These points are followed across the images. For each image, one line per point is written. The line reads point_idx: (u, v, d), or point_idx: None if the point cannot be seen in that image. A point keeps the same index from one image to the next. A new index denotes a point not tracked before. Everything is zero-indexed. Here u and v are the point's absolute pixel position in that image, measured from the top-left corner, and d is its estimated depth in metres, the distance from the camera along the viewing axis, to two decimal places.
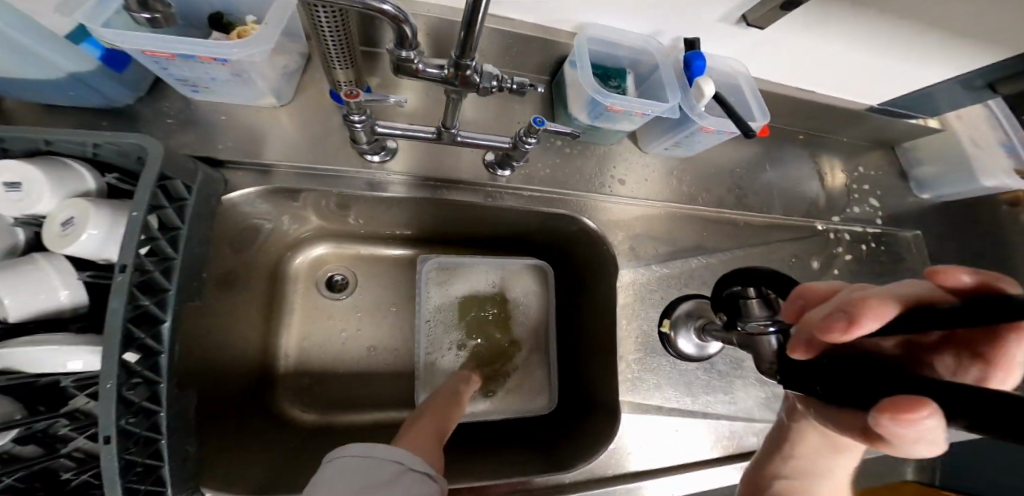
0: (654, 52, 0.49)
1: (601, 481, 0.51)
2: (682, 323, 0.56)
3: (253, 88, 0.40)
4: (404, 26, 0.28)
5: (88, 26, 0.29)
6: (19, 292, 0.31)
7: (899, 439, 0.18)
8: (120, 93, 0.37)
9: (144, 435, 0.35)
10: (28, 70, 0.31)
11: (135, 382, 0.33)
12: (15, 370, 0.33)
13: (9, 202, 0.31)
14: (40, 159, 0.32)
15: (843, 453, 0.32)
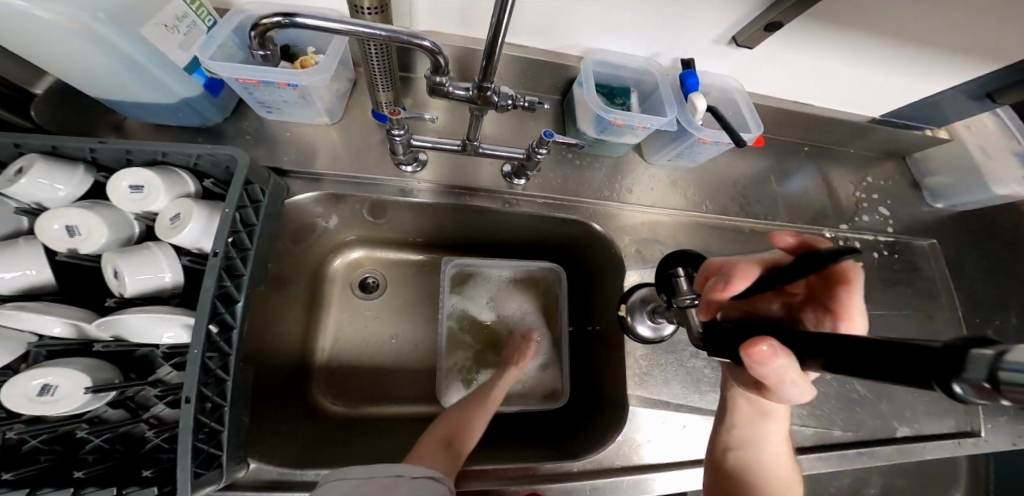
0: (655, 72, 0.55)
1: (610, 471, 0.53)
2: (639, 309, 0.52)
3: (313, 108, 0.48)
4: (439, 57, 0.36)
5: (200, 59, 0.37)
6: (137, 271, 0.39)
7: (767, 378, 0.28)
8: (214, 114, 0.46)
9: (213, 401, 0.41)
10: (154, 95, 0.39)
11: (214, 351, 0.40)
12: (124, 336, 0.40)
13: (133, 201, 0.40)
14: (158, 169, 0.41)
15: (770, 418, 0.42)
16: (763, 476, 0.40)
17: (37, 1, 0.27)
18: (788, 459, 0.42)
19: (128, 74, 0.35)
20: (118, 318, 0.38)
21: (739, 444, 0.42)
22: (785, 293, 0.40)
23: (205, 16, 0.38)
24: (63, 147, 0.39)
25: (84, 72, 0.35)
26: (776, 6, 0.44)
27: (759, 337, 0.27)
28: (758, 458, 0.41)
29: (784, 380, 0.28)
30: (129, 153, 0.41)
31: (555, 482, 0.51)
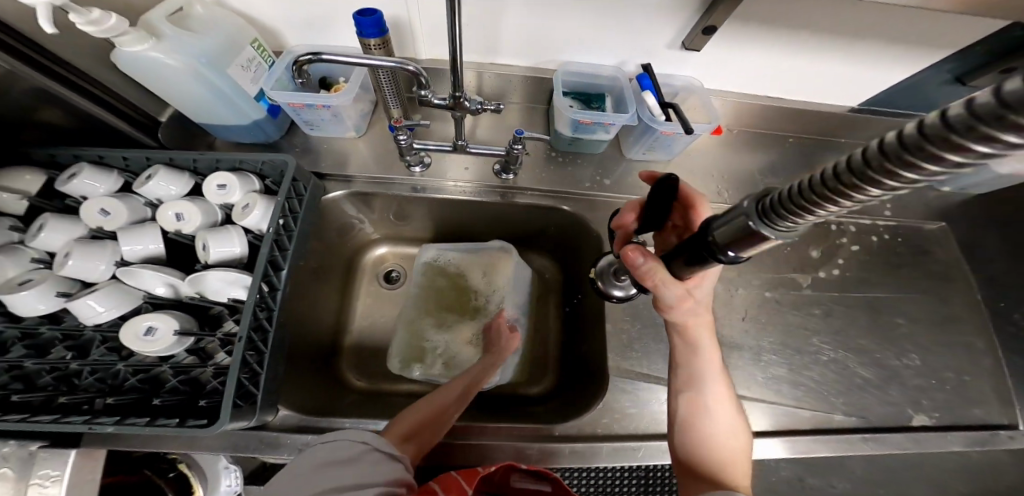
0: (621, 78, 0.64)
1: (589, 438, 0.55)
2: (606, 273, 0.62)
3: (343, 125, 0.63)
4: (419, 77, 0.47)
5: (263, 89, 0.52)
6: (217, 244, 0.52)
7: (648, 281, 0.41)
8: (273, 131, 0.61)
9: (257, 347, 0.49)
10: (234, 119, 0.55)
11: (264, 306, 0.50)
12: (204, 293, 0.51)
13: (219, 195, 0.54)
14: (238, 173, 0.56)
15: (701, 350, 0.47)
16: (710, 406, 0.46)
17: (168, 54, 0.43)
18: (726, 382, 0.48)
19: (218, 103, 0.51)
20: (199, 276, 0.50)
21: (687, 386, 0.47)
22: (674, 228, 0.53)
23: (267, 57, 0.54)
24: (176, 160, 0.55)
25: (192, 103, 0.51)
26: (709, 12, 0.53)
27: (628, 246, 0.41)
28: (702, 390, 0.46)
29: (655, 279, 0.41)
30: (218, 160, 0.55)
31: (537, 439, 0.54)
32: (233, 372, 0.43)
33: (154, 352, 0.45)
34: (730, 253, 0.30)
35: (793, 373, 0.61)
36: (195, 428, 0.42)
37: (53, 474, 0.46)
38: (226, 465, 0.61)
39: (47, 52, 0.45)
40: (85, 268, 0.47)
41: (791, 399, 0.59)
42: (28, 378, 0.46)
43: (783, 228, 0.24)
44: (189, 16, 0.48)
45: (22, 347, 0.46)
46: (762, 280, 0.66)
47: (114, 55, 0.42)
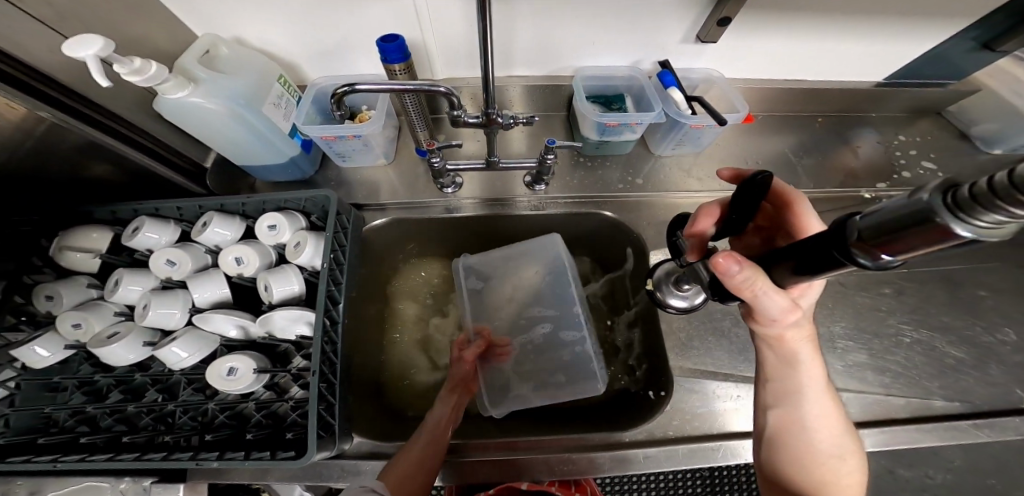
0: (640, 76, 0.64)
1: (663, 441, 0.52)
2: (663, 282, 0.55)
3: (373, 153, 0.63)
4: (452, 97, 0.47)
5: (296, 125, 0.53)
6: (278, 286, 0.51)
7: (744, 291, 0.33)
8: (307, 166, 0.61)
9: (325, 382, 0.49)
10: (269, 157, 0.55)
11: (328, 340, 0.51)
12: (274, 333, 0.53)
13: (270, 236, 0.53)
14: (285, 212, 0.55)
15: (798, 364, 0.40)
16: (804, 428, 0.41)
17: (207, 98, 0.44)
18: (828, 401, 0.42)
19: (255, 143, 0.52)
20: (265, 318, 0.51)
21: (776, 402, 0.42)
22: (761, 229, 0.49)
23: (293, 92, 0.55)
24: (227, 206, 0.55)
25: (229, 145, 0.51)
26: (721, 5, 0.53)
27: (718, 252, 0.32)
28: (797, 410, 0.41)
29: (756, 289, 0.32)
30: (265, 202, 0.55)
31: (607, 449, 0.52)
32: (311, 410, 0.45)
33: (238, 390, 0.49)
34: (880, 258, 0.21)
35: (873, 358, 0.56)
36: (286, 462, 0.46)
37: None
38: (300, 492, 0.65)
39: (85, 97, 0.43)
40: (163, 317, 0.49)
41: (881, 387, 0.54)
42: (129, 419, 0.53)
43: (988, 225, 0.15)
44: (217, 57, 0.49)
45: (119, 392, 0.53)
46: None
47: (157, 103, 0.44)
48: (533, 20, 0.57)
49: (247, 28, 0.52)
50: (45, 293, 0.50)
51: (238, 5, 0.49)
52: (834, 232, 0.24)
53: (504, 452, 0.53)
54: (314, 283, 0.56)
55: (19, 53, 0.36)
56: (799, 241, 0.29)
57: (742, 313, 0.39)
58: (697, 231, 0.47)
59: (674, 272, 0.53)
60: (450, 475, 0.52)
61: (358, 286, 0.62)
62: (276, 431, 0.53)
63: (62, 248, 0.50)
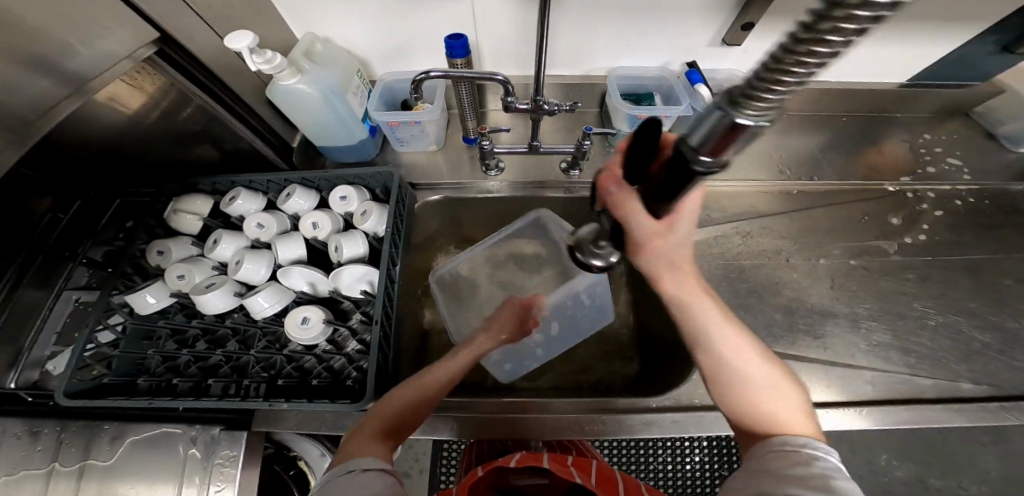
0: (669, 75, 0.70)
1: (689, 408, 0.56)
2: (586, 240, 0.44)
3: (427, 139, 0.72)
4: (508, 86, 0.54)
5: (370, 113, 0.63)
6: (349, 247, 0.60)
7: (622, 211, 0.34)
8: (370, 148, 0.71)
9: (383, 331, 0.57)
10: (344, 138, 0.65)
11: (387, 295, 0.59)
12: (341, 290, 0.61)
13: (341, 205, 0.63)
14: (354, 186, 0.65)
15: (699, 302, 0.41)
16: (729, 377, 0.42)
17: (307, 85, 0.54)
18: (744, 342, 0.42)
19: (336, 126, 0.62)
20: (336, 273, 0.60)
21: (698, 348, 0.43)
22: None
23: (365, 85, 0.65)
24: (306, 180, 0.65)
25: (314, 126, 0.62)
26: (746, 11, 0.59)
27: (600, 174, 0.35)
28: (721, 361, 0.42)
29: (630, 209, 0.33)
30: (338, 178, 0.65)
31: (633, 412, 0.56)
32: (375, 349, 0.52)
33: (306, 338, 0.56)
34: (706, 163, 0.22)
35: (897, 339, 0.59)
36: (345, 405, 0.52)
37: (232, 454, 0.53)
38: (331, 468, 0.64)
39: (224, 84, 0.54)
40: (252, 271, 0.59)
41: (906, 367, 0.56)
42: (209, 369, 0.58)
43: (759, 109, 0.17)
44: (313, 53, 0.60)
45: (205, 342, 0.60)
46: (841, 249, 0.66)
47: (270, 90, 0.54)
48: (575, 24, 0.64)
49: (335, 30, 0.62)
50: (158, 249, 0.61)
51: (331, 9, 0.59)
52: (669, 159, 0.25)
53: (517, 410, 0.57)
54: (375, 247, 0.64)
55: (185, 42, 0.46)
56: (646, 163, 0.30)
57: (643, 270, 0.40)
58: None
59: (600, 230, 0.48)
60: (464, 431, 0.57)
61: (407, 257, 0.70)
62: (336, 383, 0.58)
63: (176, 211, 0.62)
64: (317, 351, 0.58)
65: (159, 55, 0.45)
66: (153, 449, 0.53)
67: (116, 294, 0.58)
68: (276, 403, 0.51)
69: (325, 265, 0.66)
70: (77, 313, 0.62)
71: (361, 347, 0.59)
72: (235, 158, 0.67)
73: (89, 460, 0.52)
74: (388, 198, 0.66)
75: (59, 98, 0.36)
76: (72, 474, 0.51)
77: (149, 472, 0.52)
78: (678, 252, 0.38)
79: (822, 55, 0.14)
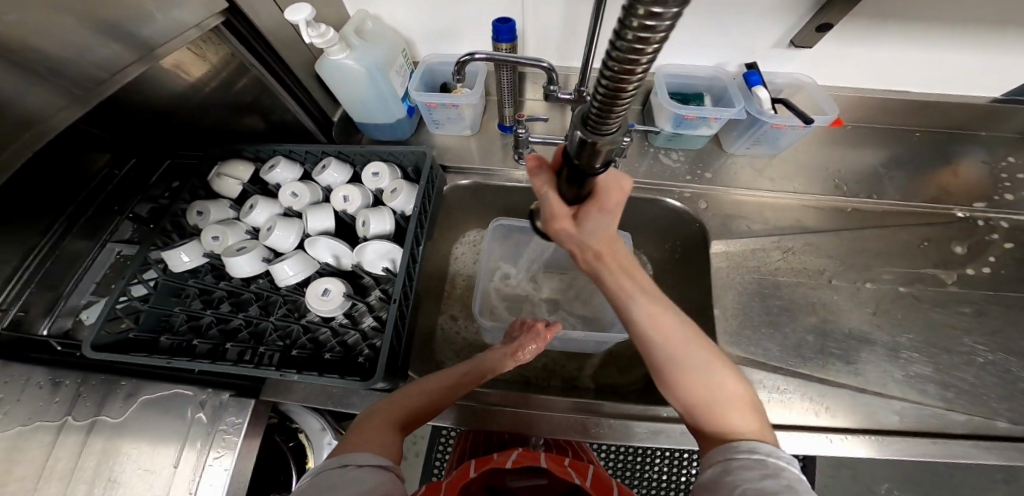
0: (724, 77, 0.66)
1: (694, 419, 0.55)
2: None
3: (462, 123, 0.71)
4: (553, 74, 0.52)
5: (409, 92, 0.64)
6: (377, 221, 0.61)
7: (541, 187, 0.37)
8: (405, 128, 0.71)
9: (402, 310, 0.57)
10: (380, 116, 0.66)
11: (410, 274, 0.60)
12: (364, 265, 0.62)
13: (374, 180, 0.64)
14: (388, 164, 0.65)
15: (639, 296, 0.42)
16: (689, 373, 0.40)
17: (352, 59, 0.56)
18: (678, 338, 0.41)
19: (375, 102, 0.63)
20: (362, 246, 0.60)
21: (645, 347, 0.42)
22: None
23: (408, 64, 0.65)
24: (342, 154, 0.66)
25: (354, 101, 0.63)
26: (823, 12, 0.53)
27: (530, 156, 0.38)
28: (655, 357, 0.42)
29: (544, 189, 0.36)
30: (372, 153, 0.66)
31: (645, 419, 0.55)
32: (392, 327, 0.53)
33: (325, 310, 0.57)
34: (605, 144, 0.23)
35: (937, 373, 0.55)
36: (355, 382, 0.52)
37: (237, 421, 0.54)
38: (329, 441, 0.65)
39: (280, 57, 0.55)
40: (282, 238, 0.60)
41: (942, 401, 0.52)
42: (229, 333, 0.60)
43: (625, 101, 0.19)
44: (363, 30, 0.61)
45: (229, 304, 0.62)
46: (893, 274, 0.62)
47: (321, 64, 0.56)
48: (632, 12, 0.60)
49: (383, 6, 0.62)
50: (198, 209, 0.63)
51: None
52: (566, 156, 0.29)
53: (517, 405, 0.57)
54: (401, 226, 0.64)
55: (247, 11, 0.47)
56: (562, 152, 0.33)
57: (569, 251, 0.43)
58: None
59: None
60: (467, 420, 0.56)
61: (431, 240, 0.70)
62: (348, 358, 0.60)
63: (219, 174, 0.64)
64: (334, 324, 0.59)
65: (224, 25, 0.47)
66: (163, 410, 0.54)
67: (153, 250, 0.60)
68: (289, 375, 0.52)
69: (350, 239, 0.67)
70: (119, 265, 0.64)
71: (376, 325, 0.60)
72: (277, 128, 0.68)
73: (101, 416, 0.53)
74: (418, 178, 0.66)
75: (128, 62, 0.37)
76: (82, 428, 0.52)
77: (151, 433, 0.53)
78: (597, 242, 0.40)
79: (653, 41, 0.14)
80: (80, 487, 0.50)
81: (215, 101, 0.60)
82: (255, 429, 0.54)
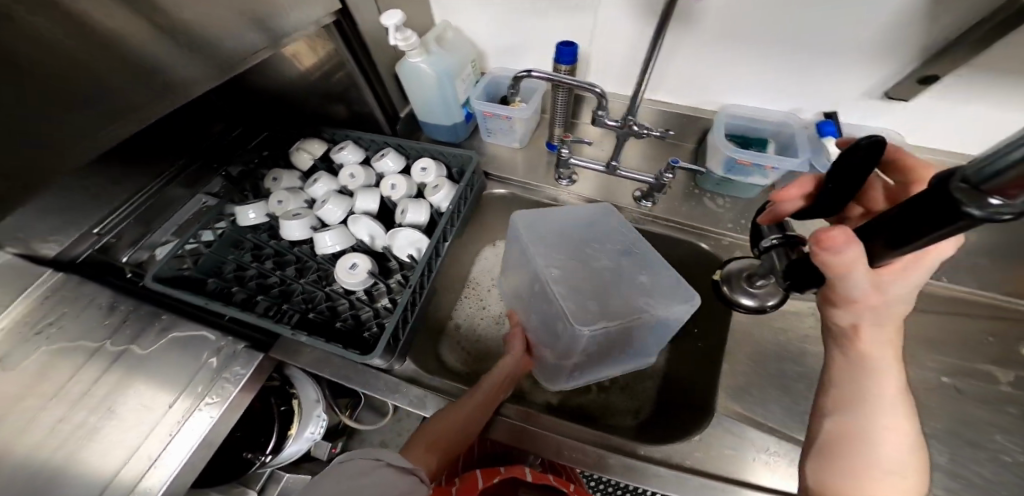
0: (793, 125, 0.64)
1: (675, 469, 0.49)
2: (734, 275, 0.56)
3: (513, 135, 0.74)
4: (603, 100, 0.53)
5: (469, 100, 0.69)
6: (414, 210, 0.65)
7: (836, 268, 0.30)
8: (462, 131, 0.76)
9: (414, 299, 0.59)
10: (439, 118, 0.72)
11: (432, 266, 0.62)
12: (392, 250, 0.65)
13: (421, 174, 0.68)
14: (438, 162, 0.70)
15: (877, 375, 0.35)
16: (880, 474, 0.34)
17: (424, 62, 0.61)
18: (893, 473, 0.34)
19: (439, 104, 0.69)
20: (396, 231, 0.64)
21: (851, 439, 0.35)
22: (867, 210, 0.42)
23: (474, 74, 0.71)
24: (401, 147, 0.72)
25: (419, 100, 0.69)
26: (927, 66, 0.51)
27: (818, 231, 0.30)
28: (856, 455, 0.34)
29: (851, 269, 0.29)
30: (425, 149, 0.70)
31: (622, 453, 0.51)
32: (401, 311, 0.54)
33: (350, 282, 0.60)
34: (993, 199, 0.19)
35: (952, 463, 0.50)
36: (354, 355, 0.54)
37: (240, 372, 0.59)
38: (319, 416, 0.69)
39: (369, 54, 0.62)
40: (331, 211, 0.65)
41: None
42: (265, 287, 0.65)
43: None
44: (442, 39, 0.67)
45: (273, 263, 0.67)
46: (943, 365, 0.57)
47: (400, 65, 0.62)
48: (703, 48, 0.61)
49: (464, 17, 0.68)
50: (273, 175, 0.71)
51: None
52: (928, 194, 0.23)
53: (521, 419, 0.55)
54: (435, 220, 0.67)
55: (352, 10, 0.54)
56: (895, 210, 0.26)
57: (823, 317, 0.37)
58: (778, 211, 0.42)
59: (749, 267, 0.56)
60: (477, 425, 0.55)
61: (460, 238, 0.73)
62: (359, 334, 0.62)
63: (299, 149, 0.73)
64: (353, 298, 0.62)
65: (335, 24, 0.55)
66: (184, 346, 0.57)
67: (230, 206, 0.71)
68: (296, 337, 0.54)
69: (389, 225, 0.71)
70: (200, 213, 0.73)
71: (390, 309, 0.62)
72: (350, 115, 0.76)
73: (132, 346, 0.53)
74: (460, 179, 0.70)
75: (261, 45, 0.44)
76: (110, 357, 0.51)
77: (165, 373, 0.54)
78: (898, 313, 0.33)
79: None
80: (79, 413, 0.47)
81: (306, 84, 0.68)
82: (251, 384, 0.60)
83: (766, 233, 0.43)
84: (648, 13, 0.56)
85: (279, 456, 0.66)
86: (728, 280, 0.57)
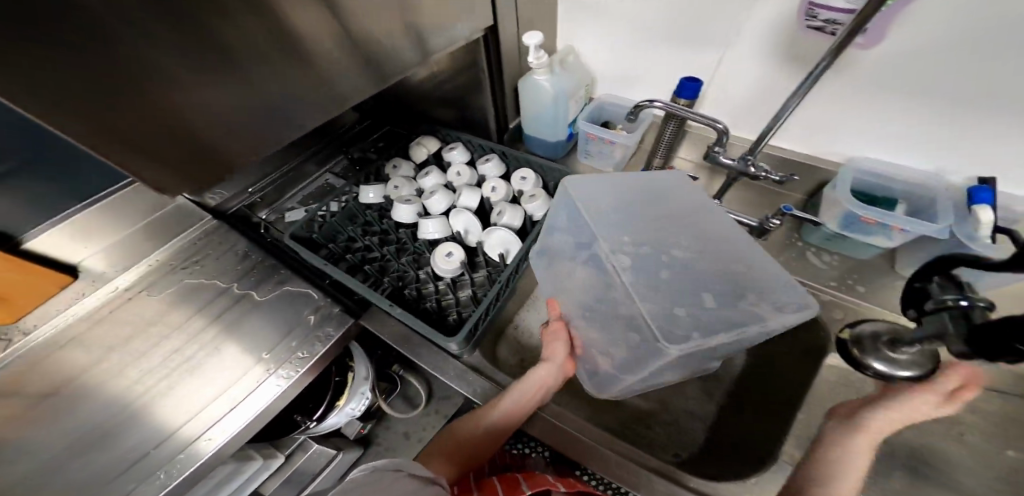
0: (935, 187, 0.59)
1: None
2: (870, 341, 0.53)
3: (610, 159, 0.77)
4: (722, 136, 0.54)
5: (577, 121, 0.73)
6: (510, 214, 0.69)
7: None
8: (562, 148, 0.80)
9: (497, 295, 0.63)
10: (544, 133, 0.77)
11: (518, 268, 0.66)
12: (483, 247, 0.70)
13: (520, 182, 0.73)
14: (538, 174, 0.74)
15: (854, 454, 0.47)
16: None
17: (546, 80, 0.67)
18: None
19: (547, 120, 0.74)
20: (490, 230, 0.69)
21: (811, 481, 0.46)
22: None
23: (584, 99, 0.76)
24: (505, 155, 0.78)
25: (531, 114, 0.75)
26: None
27: None
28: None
29: None
30: (528, 160, 0.76)
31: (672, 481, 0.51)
32: (486, 304, 0.59)
33: (444, 267, 0.66)
34: None
35: None
36: (436, 335, 0.59)
37: (331, 333, 0.68)
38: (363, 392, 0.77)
39: (500, 68, 0.69)
40: (436, 202, 0.73)
41: None
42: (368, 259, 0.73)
43: None
44: (564, 62, 0.73)
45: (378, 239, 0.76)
46: None
47: (524, 79, 0.69)
48: (838, 94, 0.59)
49: (588, 45, 0.73)
50: (393, 164, 0.81)
51: (597, 16, 0.68)
52: None
53: (570, 425, 0.56)
54: (525, 227, 0.72)
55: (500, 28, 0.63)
56: None
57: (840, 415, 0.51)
58: None
59: (889, 332, 0.52)
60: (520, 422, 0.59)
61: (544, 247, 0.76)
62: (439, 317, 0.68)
63: (418, 144, 0.83)
64: (441, 283, 0.68)
65: (485, 40, 0.63)
66: (290, 302, 0.71)
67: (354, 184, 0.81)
68: (390, 308, 0.61)
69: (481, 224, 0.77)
70: (322, 190, 0.90)
71: (472, 300, 0.67)
72: (465, 121, 0.85)
73: (253, 292, 0.72)
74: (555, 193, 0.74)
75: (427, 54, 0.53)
76: (233, 299, 0.71)
77: (268, 323, 0.68)
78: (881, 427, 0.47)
79: None
80: (195, 346, 0.66)
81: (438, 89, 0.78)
82: (336, 345, 0.68)
83: (936, 292, 0.40)
84: (784, 58, 0.55)
85: (321, 424, 0.74)
86: (860, 344, 0.54)
